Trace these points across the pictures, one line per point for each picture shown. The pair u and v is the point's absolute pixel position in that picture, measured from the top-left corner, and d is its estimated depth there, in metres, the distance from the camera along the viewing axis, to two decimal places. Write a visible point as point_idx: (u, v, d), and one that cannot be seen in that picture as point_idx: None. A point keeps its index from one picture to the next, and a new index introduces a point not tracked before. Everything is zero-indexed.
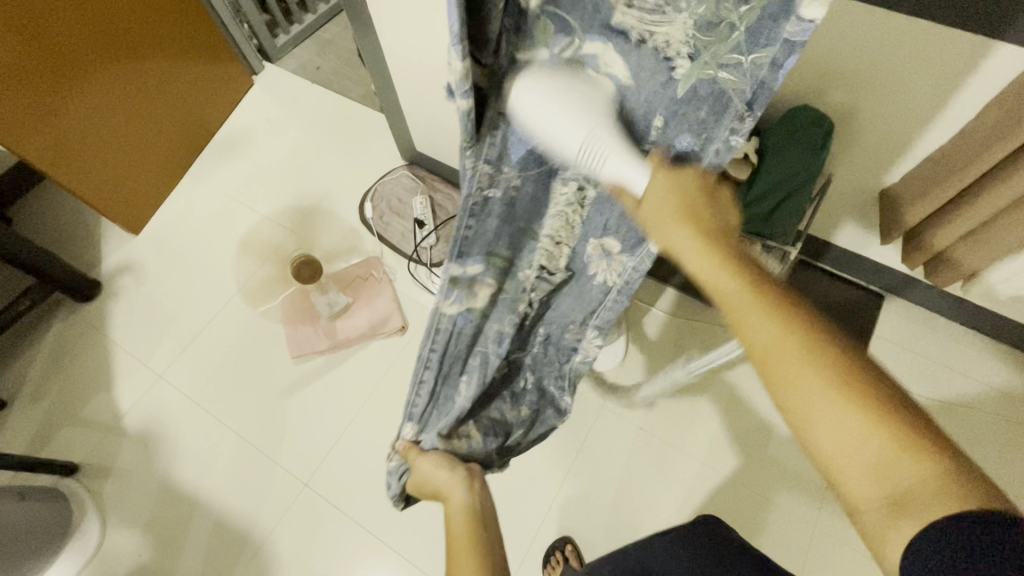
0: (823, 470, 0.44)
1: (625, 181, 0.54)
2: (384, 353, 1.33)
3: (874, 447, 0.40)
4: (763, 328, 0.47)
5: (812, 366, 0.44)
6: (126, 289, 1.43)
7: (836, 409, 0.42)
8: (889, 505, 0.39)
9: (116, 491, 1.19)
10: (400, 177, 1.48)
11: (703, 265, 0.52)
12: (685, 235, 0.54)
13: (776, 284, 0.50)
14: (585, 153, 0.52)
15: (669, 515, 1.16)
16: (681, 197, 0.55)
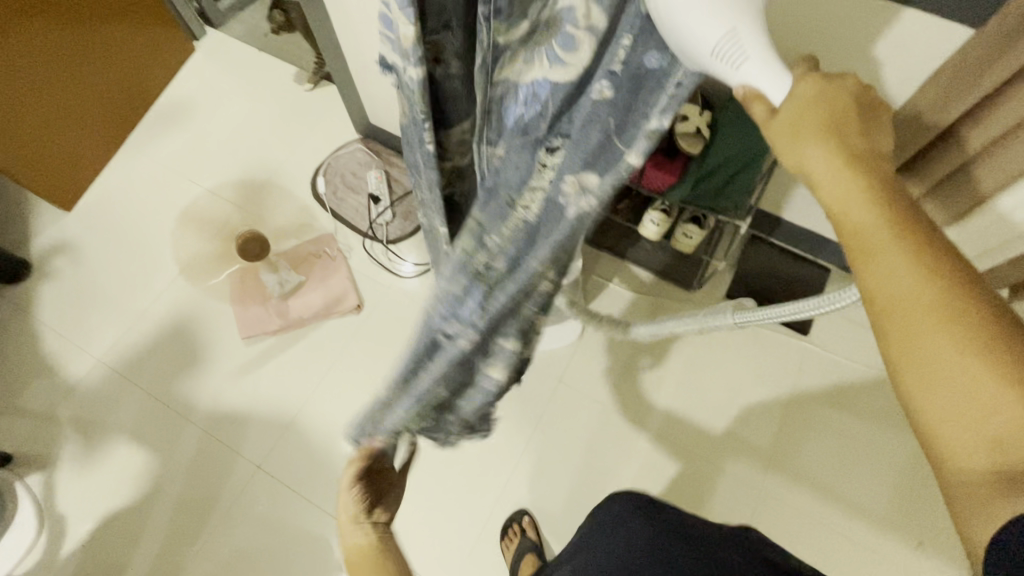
0: (921, 439, 0.38)
1: (762, 88, 0.44)
2: (338, 332, 1.30)
3: (998, 425, 0.34)
4: (901, 271, 0.37)
5: (954, 331, 0.36)
6: (61, 270, 1.36)
7: (971, 381, 0.35)
8: (995, 481, 0.34)
9: (57, 479, 1.16)
10: (353, 152, 1.46)
11: (837, 193, 0.41)
12: (816, 154, 0.42)
13: (938, 235, 0.38)
14: (722, 49, 0.41)
15: (624, 486, 1.19)
16: (823, 114, 0.43)
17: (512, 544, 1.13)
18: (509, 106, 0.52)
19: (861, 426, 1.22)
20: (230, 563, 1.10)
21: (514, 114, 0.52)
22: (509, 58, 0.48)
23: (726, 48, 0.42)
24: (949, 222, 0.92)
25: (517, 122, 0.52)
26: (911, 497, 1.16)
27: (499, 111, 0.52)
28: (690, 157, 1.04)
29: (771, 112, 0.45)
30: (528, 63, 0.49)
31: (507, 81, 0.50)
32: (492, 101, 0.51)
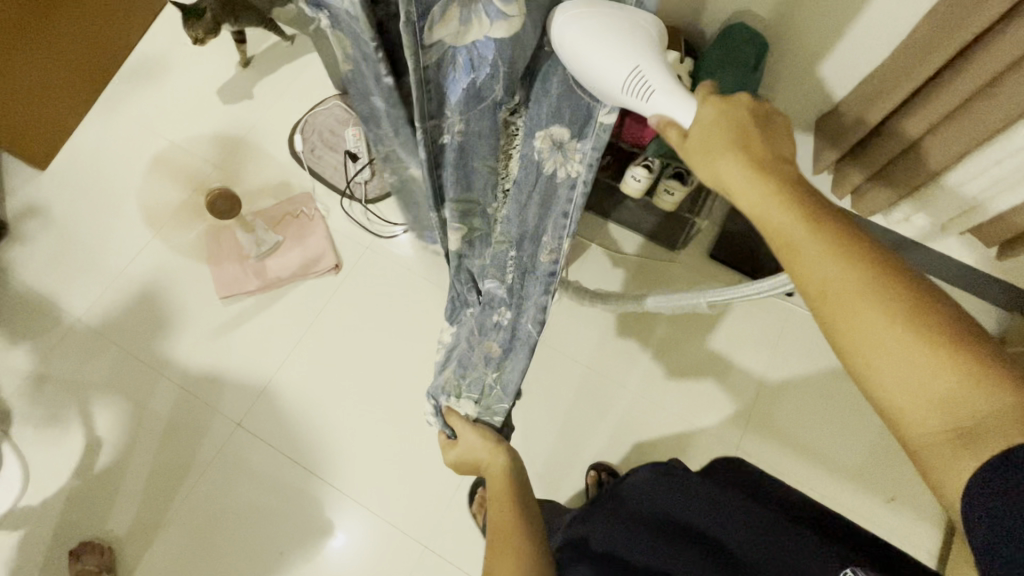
0: (889, 419, 0.42)
1: (671, 114, 0.50)
2: (317, 292, 1.29)
3: (945, 383, 0.39)
4: (824, 266, 0.42)
5: (881, 308, 0.40)
6: (35, 233, 1.34)
7: (909, 352, 0.39)
8: (955, 439, 0.39)
9: (39, 438, 1.17)
10: (331, 108, 1.42)
11: (751, 197, 0.45)
12: (727, 166, 0.46)
13: (835, 214, 0.43)
14: (629, 85, 0.49)
15: (602, 443, 1.20)
16: (724, 125, 0.48)
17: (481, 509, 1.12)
18: (447, 74, 0.54)
19: (840, 385, 1.22)
20: (211, 516, 1.13)
21: (462, 83, 0.55)
22: (442, 13, 0.48)
23: (633, 84, 0.50)
24: (932, 173, 0.95)
25: (467, 89, 0.55)
26: (887, 454, 1.17)
27: (437, 78, 0.54)
28: None
29: (682, 134, 0.50)
30: (466, 25, 0.50)
31: (444, 43, 0.50)
32: (429, 67, 0.52)
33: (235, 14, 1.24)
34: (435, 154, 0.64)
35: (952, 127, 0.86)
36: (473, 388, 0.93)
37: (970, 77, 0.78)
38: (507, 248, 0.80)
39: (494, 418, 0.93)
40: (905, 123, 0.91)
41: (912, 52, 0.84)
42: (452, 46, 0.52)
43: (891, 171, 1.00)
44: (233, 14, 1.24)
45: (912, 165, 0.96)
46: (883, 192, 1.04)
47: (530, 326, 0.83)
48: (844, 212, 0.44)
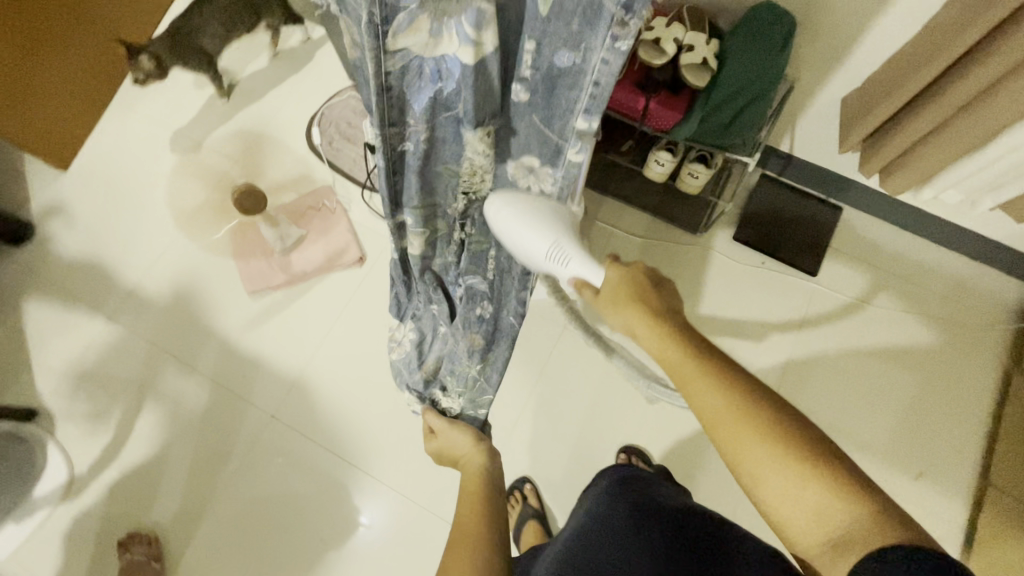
0: (784, 532, 0.50)
1: (585, 276, 0.74)
2: (343, 284, 1.30)
3: (813, 497, 0.48)
4: (710, 399, 0.54)
5: (751, 430, 0.51)
6: (64, 233, 1.35)
7: (781, 471, 0.49)
8: (830, 547, 0.46)
9: (80, 433, 1.20)
10: (347, 100, 1.40)
11: (651, 344, 0.60)
12: (634, 315, 0.63)
13: (716, 355, 0.57)
14: (552, 253, 0.76)
15: (630, 427, 1.21)
16: (625, 284, 0.67)
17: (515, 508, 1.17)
18: (412, 84, 0.58)
19: (865, 364, 1.23)
20: (248, 507, 1.16)
21: (427, 91, 0.59)
22: (409, 21, 0.50)
23: (554, 253, 0.76)
24: (965, 150, 0.94)
25: (431, 99, 0.60)
26: (913, 432, 1.19)
27: (400, 87, 0.58)
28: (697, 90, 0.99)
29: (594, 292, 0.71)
30: (436, 38, 0.53)
31: (406, 51, 0.53)
32: (393, 73, 0.55)
33: (175, 49, 1.30)
34: (395, 160, 0.68)
35: (985, 104, 0.86)
36: (459, 382, 0.99)
37: (1008, 51, 0.78)
38: (485, 247, 0.91)
39: (476, 413, 1.00)
40: (936, 100, 0.90)
41: (947, 31, 0.85)
42: (418, 57, 0.55)
43: (919, 149, 1.00)
44: (176, 51, 1.30)
45: (942, 143, 0.95)
46: (911, 170, 1.04)
47: (512, 318, 0.96)
48: (724, 354, 0.57)
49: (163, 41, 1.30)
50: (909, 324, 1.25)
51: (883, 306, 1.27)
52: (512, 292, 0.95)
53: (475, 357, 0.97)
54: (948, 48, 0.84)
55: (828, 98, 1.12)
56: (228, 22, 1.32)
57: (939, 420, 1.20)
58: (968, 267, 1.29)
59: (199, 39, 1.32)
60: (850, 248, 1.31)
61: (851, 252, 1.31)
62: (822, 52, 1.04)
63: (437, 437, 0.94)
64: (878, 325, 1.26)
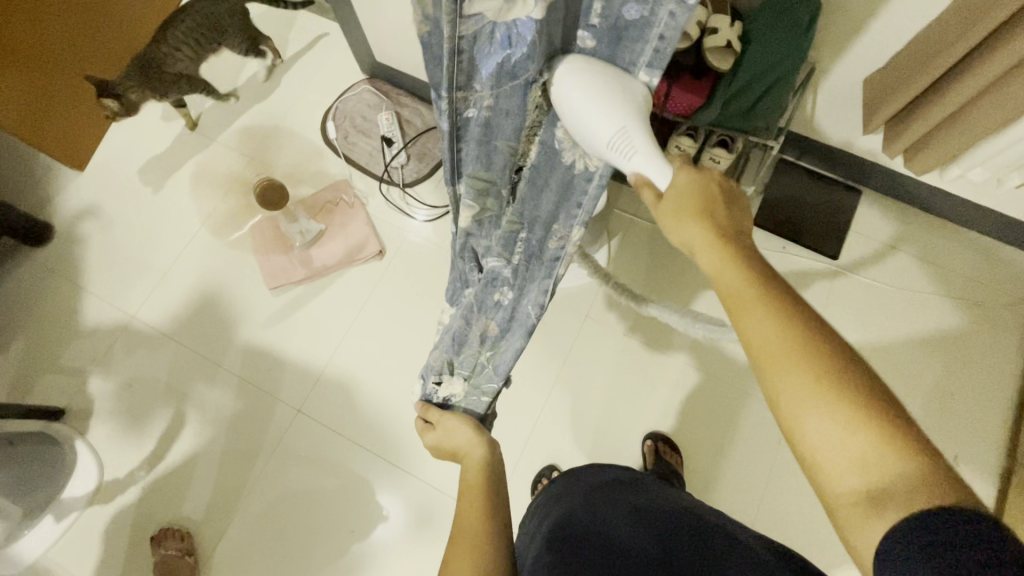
0: (815, 480, 0.45)
1: (645, 174, 0.63)
2: (363, 278, 1.30)
3: (861, 443, 0.42)
4: (763, 325, 0.48)
5: (804, 363, 0.45)
6: (84, 233, 1.36)
7: (828, 410, 0.43)
8: (868, 502, 0.41)
9: (108, 431, 1.21)
10: (361, 93, 1.40)
11: (709, 258, 0.55)
12: (693, 229, 0.58)
13: (777, 278, 0.52)
14: (616, 141, 0.61)
15: (654, 414, 1.21)
16: (694, 193, 0.60)
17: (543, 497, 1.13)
18: (482, 49, 0.53)
19: (888, 346, 1.23)
20: (276, 504, 1.16)
21: (497, 57, 0.54)
22: None
23: (618, 142, 0.61)
24: (990, 130, 0.94)
25: (501, 65, 0.55)
26: (938, 413, 1.19)
27: (471, 50, 0.52)
28: (720, 73, 0.99)
29: (656, 195, 0.64)
30: (510, 4, 0.48)
31: (480, 16, 0.48)
32: (464, 37, 0.50)
33: (152, 86, 1.25)
34: (458, 127, 0.62)
35: (1010, 84, 0.85)
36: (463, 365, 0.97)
37: None
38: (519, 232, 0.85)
39: (479, 398, 0.97)
40: (960, 81, 0.90)
41: (973, 10, 0.84)
42: (492, 21, 0.50)
43: (943, 131, 1.00)
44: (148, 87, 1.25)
45: (965, 124, 0.95)
46: (934, 151, 1.03)
47: (533, 309, 0.89)
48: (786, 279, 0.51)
49: (132, 77, 1.24)
50: (931, 305, 1.25)
51: (904, 288, 1.26)
52: (538, 278, 0.90)
53: (490, 345, 0.96)
54: (980, 21, 0.82)
55: (850, 78, 1.11)
56: (197, 49, 1.27)
57: (964, 401, 1.19)
58: (989, 246, 1.28)
59: (170, 66, 1.26)
60: (869, 230, 1.31)
61: (871, 234, 1.30)
62: (844, 31, 1.03)
63: (436, 428, 0.90)
64: (899, 307, 1.26)
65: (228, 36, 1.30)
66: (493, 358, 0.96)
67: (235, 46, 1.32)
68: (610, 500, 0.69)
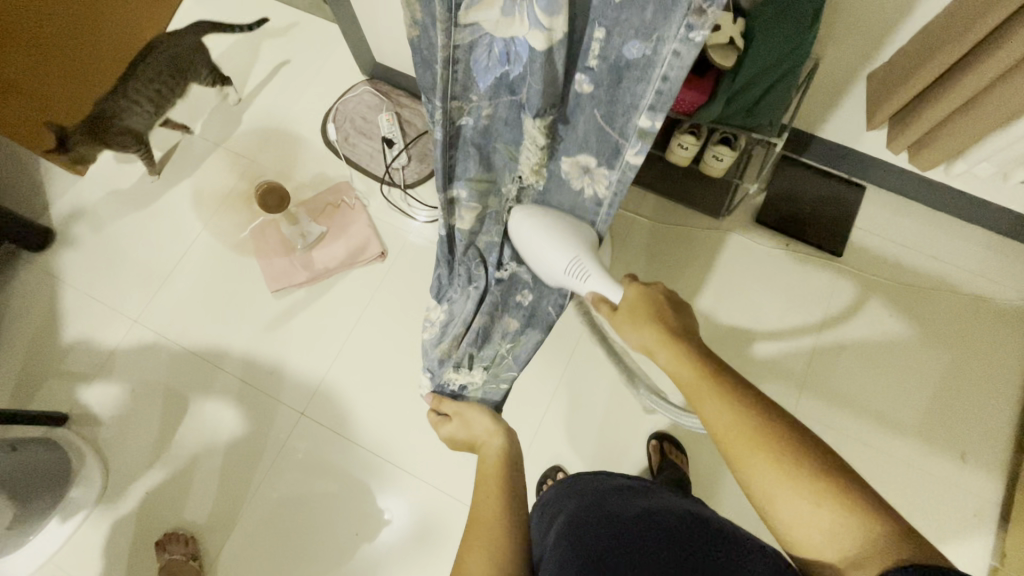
0: (795, 549, 0.51)
1: (602, 293, 0.75)
2: (364, 281, 1.30)
3: (826, 518, 0.48)
4: (722, 419, 0.54)
5: (765, 450, 0.51)
6: (85, 238, 1.35)
7: (794, 491, 0.49)
8: (847, 565, 0.47)
9: (111, 436, 1.21)
10: (361, 95, 1.39)
11: (668, 359, 0.60)
12: (649, 334, 0.63)
13: (729, 371, 0.57)
14: (571, 267, 0.78)
15: (659, 414, 1.20)
16: (645, 302, 0.67)
17: None
18: (480, 60, 0.58)
19: (893, 343, 1.23)
20: (278, 508, 1.16)
21: (495, 71, 0.59)
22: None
23: (573, 268, 0.78)
24: (995, 126, 0.93)
25: (497, 79, 0.61)
26: (944, 410, 1.18)
27: (467, 59, 0.57)
28: (722, 71, 0.97)
29: (612, 307, 0.71)
30: (508, 18, 0.53)
31: (475, 24, 0.53)
32: (460, 46, 0.55)
33: (102, 139, 1.23)
34: (453, 134, 0.68)
35: (1014, 82, 0.85)
36: (484, 357, 0.97)
37: None
38: None
39: (497, 387, 0.98)
40: (964, 79, 0.89)
41: (976, 7, 0.84)
42: (489, 34, 0.55)
43: (948, 128, 0.99)
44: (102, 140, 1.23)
45: (971, 121, 0.94)
46: (940, 147, 1.03)
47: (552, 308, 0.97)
48: (734, 370, 0.57)
49: (81, 131, 1.21)
50: (937, 301, 1.24)
51: (909, 285, 1.26)
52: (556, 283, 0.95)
53: (509, 338, 0.98)
54: (986, 15, 0.81)
55: (854, 74, 1.10)
56: (157, 101, 1.26)
57: (970, 397, 1.19)
58: (995, 242, 1.27)
59: (127, 120, 1.24)
60: (873, 226, 1.30)
61: (875, 231, 1.30)
62: (849, 26, 1.02)
63: (453, 419, 0.90)
64: (904, 303, 1.25)
65: (193, 73, 1.31)
66: (509, 354, 0.98)
67: (204, 79, 1.34)
68: (622, 503, 0.68)
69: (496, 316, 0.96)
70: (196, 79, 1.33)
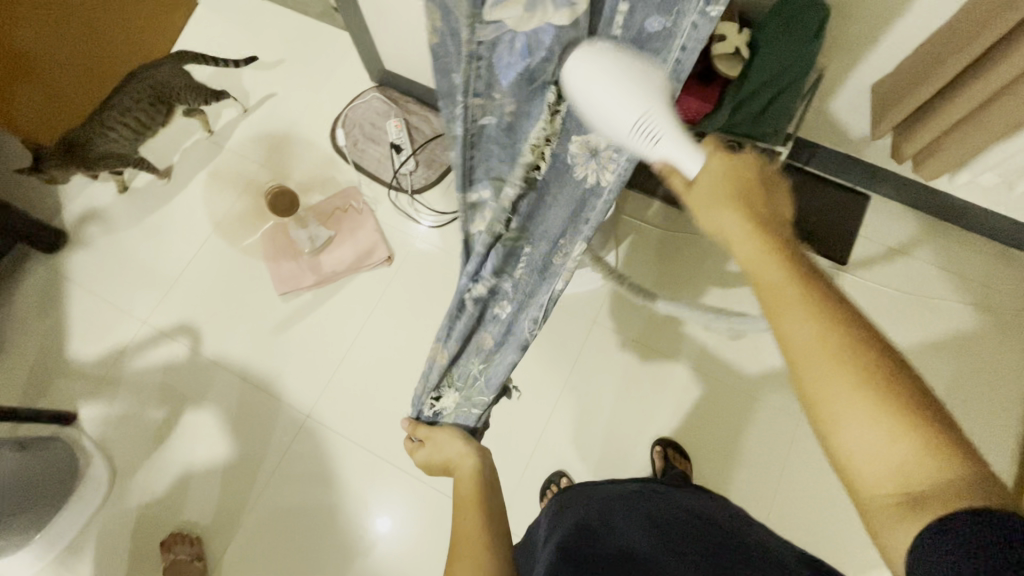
0: (842, 475, 0.44)
1: (678, 161, 0.58)
2: (372, 285, 1.31)
3: (899, 449, 0.41)
4: (805, 325, 0.46)
5: (845, 362, 0.44)
6: (98, 240, 1.37)
7: (866, 412, 0.42)
8: (900, 505, 0.40)
9: (118, 436, 1.22)
10: (370, 101, 1.41)
11: (749, 251, 0.52)
12: (731, 220, 0.55)
13: (822, 280, 0.49)
14: (639, 128, 0.55)
15: (663, 421, 1.20)
16: (731, 182, 0.57)
17: None
18: (504, 58, 0.54)
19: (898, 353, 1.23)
20: (282, 510, 1.16)
21: (518, 66, 0.54)
22: None
23: (641, 128, 0.55)
24: (1000, 136, 0.94)
25: (521, 73, 0.56)
26: None
27: (490, 55, 0.53)
28: (729, 80, 0.98)
29: (688, 181, 0.59)
30: (531, 11, 0.50)
31: (499, 21, 0.50)
32: (484, 42, 0.51)
33: (81, 162, 1.24)
34: (471, 136, 0.62)
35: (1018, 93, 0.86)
36: (459, 378, 0.91)
37: None
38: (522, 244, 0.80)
39: (470, 411, 0.91)
40: (968, 88, 0.90)
41: (981, 19, 0.85)
42: (512, 30, 0.51)
43: (953, 137, 1.00)
44: (74, 164, 1.23)
45: (976, 131, 0.95)
46: (945, 157, 1.03)
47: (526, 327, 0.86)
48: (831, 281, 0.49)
49: (58, 154, 1.22)
50: (942, 312, 1.24)
51: (914, 294, 1.26)
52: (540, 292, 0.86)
53: (482, 358, 0.90)
54: (990, 26, 0.82)
55: (859, 83, 1.11)
56: (135, 127, 1.28)
57: (974, 409, 1.18)
58: (1001, 253, 1.27)
59: (103, 145, 1.25)
60: (878, 235, 1.31)
61: (881, 240, 1.30)
62: (856, 36, 1.03)
63: (427, 444, 0.86)
64: (908, 313, 1.25)
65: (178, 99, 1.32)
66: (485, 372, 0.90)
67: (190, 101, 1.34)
68: (626, 512, 0.69)
69: (474, 334, 0.87)
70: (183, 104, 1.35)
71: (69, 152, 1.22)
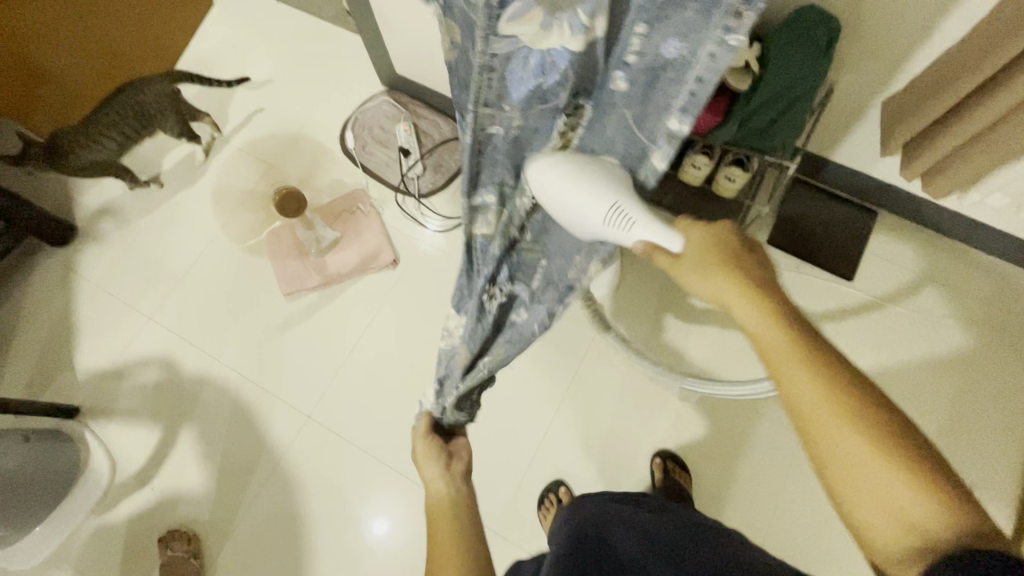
0: (855, 530, 0.46)
1: (659, 241, 0.64)
2: (376, 286, 1.32)
3: (912, 505, 0.42)
4: (806, 386, 0.48)
5: (849, 423, 0.46)
6: (110, 234, 1.38)
7: (878, 472, 0.44)
8: (912, 557, 0.42)
9: (120, 431, 1.23)
10: (380, 105, 1.43)
11: (751, 317, 0.53)
12: (724, 285, 0.56)
13: (820, 339, 0.51)
14: (612, 218, 0.66)
15: (664, 432, 1.20)
16: (714, 245, 0.59)
17: (549, 513, 1.12)
18: (518, 72, 0.56)
19: (903, 371, 1.22)
20: (281, 509, 1.16)
21: (530, 83, 0.58)
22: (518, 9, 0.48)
23: (615, 217, 0.66)
24: (1008, 158, 0.94)
25: (534, 89, 0.59)
26: (954, 440, 1.17)
27: (502, 69, 0.54)
28: (738, 92, 0.99)
29: (671, 257, 0.63)
30: (546, 31, 0.52)
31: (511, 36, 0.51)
32: (497, 56, 0.52)
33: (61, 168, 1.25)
34: (483, 144, 0.64)
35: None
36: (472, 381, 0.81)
37: None
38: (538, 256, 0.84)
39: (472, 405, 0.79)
40: (977, 110, 0.90)
41: (990, 41, 0.85)
42: (527, 47, 0.53)
43: (961, 158, 1.00)
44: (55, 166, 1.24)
45: (984, 152, 0.95)
46: (953, 176, 1.03)
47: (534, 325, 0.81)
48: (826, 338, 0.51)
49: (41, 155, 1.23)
50: (950, 330, 1.23)
51: (921, 312, 1.25)
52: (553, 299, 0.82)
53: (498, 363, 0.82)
54: (998, 50, 0.82)
55: (867, 101, 1.11)
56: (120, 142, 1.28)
57: (980, 429, 1.17)
58: (1010, 273, 1.26)
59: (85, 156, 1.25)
60: (886, 252, 1.30)
61: (888, 257, 1.29)
62: (865, 55, 1.03)
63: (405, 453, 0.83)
64: (915, 331, 1.24)
65: (160, 122, 1.31)
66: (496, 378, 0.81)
67: (171, 128, 1.33)
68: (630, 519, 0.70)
69: (488, 343, 0.82)
70: (164, 128, 1.33)
71: (48, 155, 1.22)
